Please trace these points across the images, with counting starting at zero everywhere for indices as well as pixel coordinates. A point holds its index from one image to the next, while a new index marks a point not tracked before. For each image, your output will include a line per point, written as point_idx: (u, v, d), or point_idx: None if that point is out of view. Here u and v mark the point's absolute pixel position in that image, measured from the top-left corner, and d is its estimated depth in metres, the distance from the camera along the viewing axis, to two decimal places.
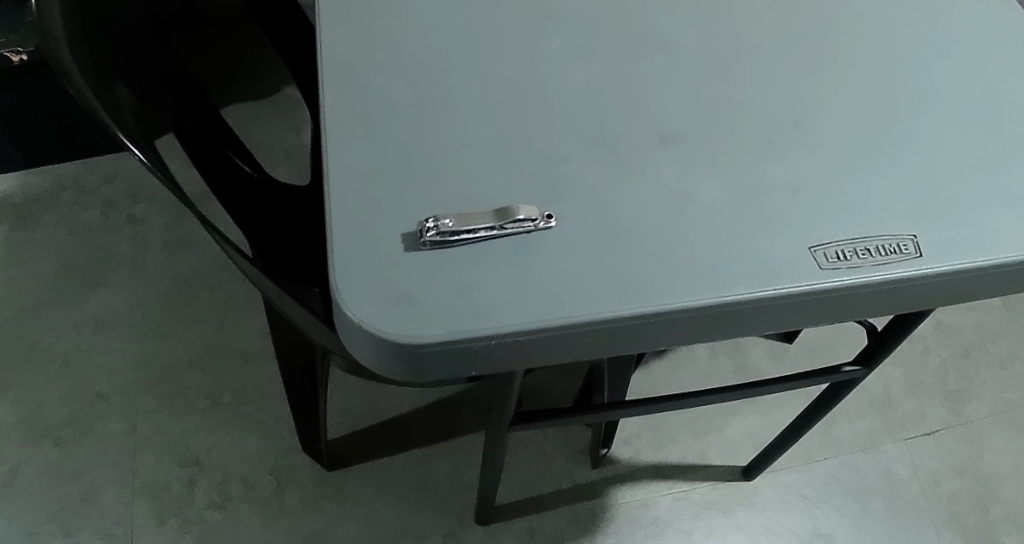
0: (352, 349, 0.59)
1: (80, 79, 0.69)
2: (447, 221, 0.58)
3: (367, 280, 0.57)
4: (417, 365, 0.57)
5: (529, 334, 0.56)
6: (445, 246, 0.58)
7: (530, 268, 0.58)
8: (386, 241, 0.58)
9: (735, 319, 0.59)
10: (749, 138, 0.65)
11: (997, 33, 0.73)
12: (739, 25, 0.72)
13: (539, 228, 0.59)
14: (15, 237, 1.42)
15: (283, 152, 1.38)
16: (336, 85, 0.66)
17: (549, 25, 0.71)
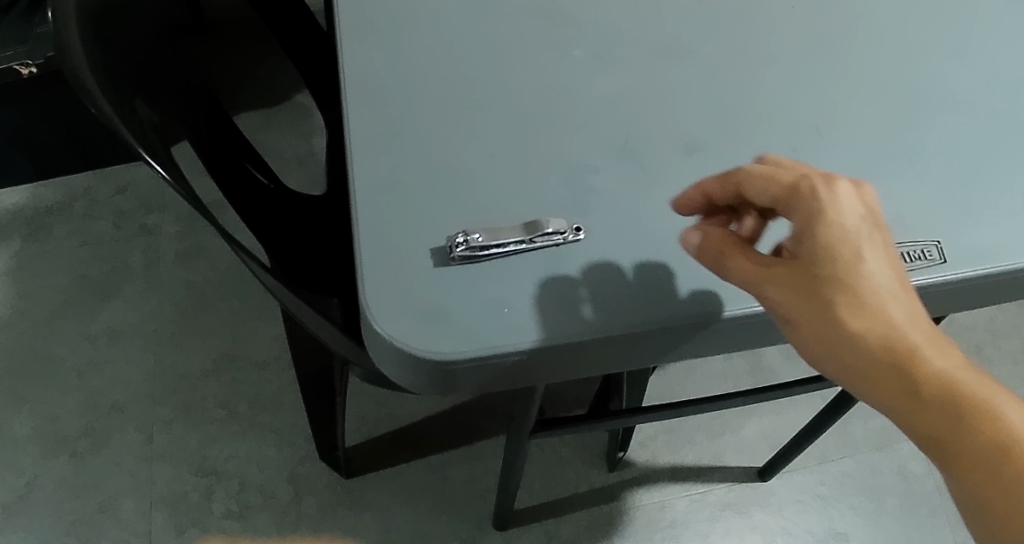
0: (381, 363, 0.59)
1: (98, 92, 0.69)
2: (476, 236, 0.58)
3: (395, 296, 0.57)
4: (448, 379, 0.57)
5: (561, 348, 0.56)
6: (474, 261, 0.58)
7: (561, 281, 0.58)
8: (414, 257, 0.58)
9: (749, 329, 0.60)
10: (774, 146, 0.65)
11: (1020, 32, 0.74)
12: (761, 32, 0.72)
13: (569, 241, 0.59)
14: (27, 249, 1.42)
15: (297, 159, 1.41)
16: (359, 100, 0.66)
17: (571, 33, 0.71)
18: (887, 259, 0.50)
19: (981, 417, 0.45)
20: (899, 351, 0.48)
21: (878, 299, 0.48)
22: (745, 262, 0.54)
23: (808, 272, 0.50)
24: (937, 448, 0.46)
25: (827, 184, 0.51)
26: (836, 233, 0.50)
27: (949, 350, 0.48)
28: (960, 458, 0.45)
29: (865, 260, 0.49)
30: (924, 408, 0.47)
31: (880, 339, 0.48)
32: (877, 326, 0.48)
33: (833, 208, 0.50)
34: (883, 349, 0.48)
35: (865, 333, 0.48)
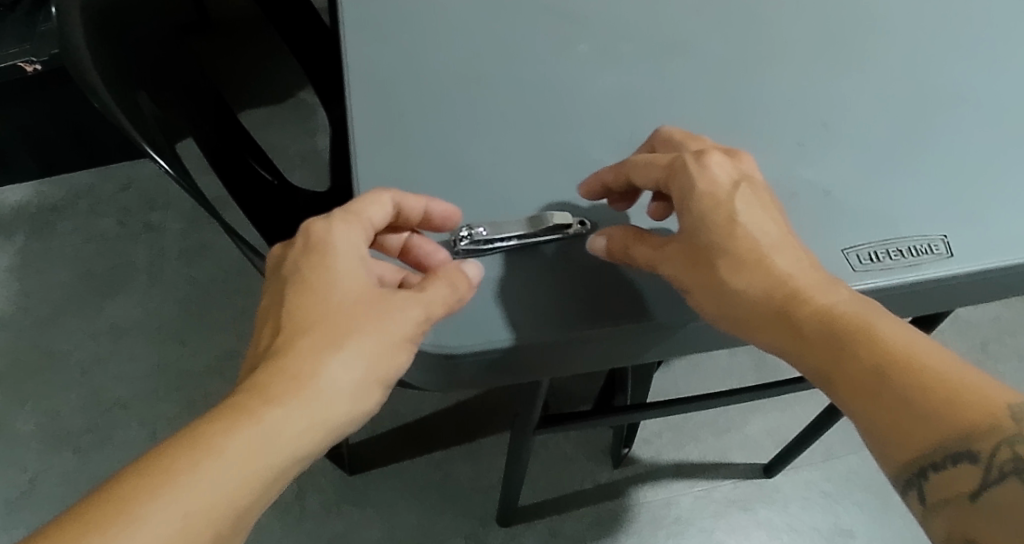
0: None
1: (103, 88, 0.69)
2: (481, 229, 0.60)
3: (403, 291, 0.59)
4: (452, 371, 0.59)
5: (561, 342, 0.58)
6: (479, 253, 0.60)
7: (564, 278, 0.60)
8: None
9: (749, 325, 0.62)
10: (781, 141, 0.65)
11: None
12: (768, 25, 0.71)
13: (573, 234, 0.61)
14: (32, 246, 1.42)
15: (300, 156, 1.41)
16: (366, 95, 0.66)
17: (577, 27, 0.71)
18: (762, 216, 0.57)
19: (855, 336, 0.52)
20: (780, 299, 0.55)
21: (760, 254, 0.56)
22: (642, 248, 0.58)
23: (695, 243, 0.57)
24: (823, 376, 0.53)
25: (698, 157, 0.58)
26: (704, 202, 0.57)
27: (828, 289, 0.55)
28: (840, 381, 0.52)
29: (740, 220, 0.57)
30: (808, 347, 0.54)
31: (764, 291, 0.56)
32: (758, 281, 0.56)
33: (704, 182, 0.58)
34: (766, 300, 0.56)
35: (747, 287, 0.56)
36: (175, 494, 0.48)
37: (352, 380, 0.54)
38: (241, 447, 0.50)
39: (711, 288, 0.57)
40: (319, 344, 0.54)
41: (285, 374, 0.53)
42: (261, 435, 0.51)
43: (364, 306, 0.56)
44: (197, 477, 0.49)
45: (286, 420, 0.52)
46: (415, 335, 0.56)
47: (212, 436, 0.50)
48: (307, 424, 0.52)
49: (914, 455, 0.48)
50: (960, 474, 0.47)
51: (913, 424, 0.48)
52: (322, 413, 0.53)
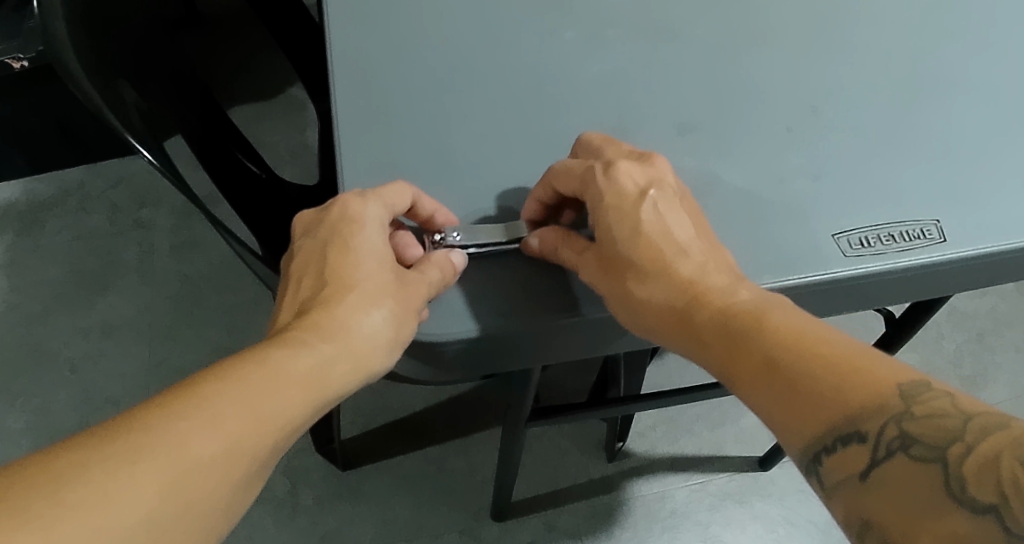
0: None
1: (87, 79, 0.69)
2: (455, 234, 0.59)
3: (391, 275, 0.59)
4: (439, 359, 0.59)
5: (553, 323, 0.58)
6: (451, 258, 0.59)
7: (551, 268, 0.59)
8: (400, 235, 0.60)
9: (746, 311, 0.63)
10: (770, 126, 0.64)
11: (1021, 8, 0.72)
12: (758, 10, 0.71)
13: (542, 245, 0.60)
14: (21, 243, 1.41)
15: (290, 152, 1.40)
16: (350, 83, 0.66)
17: (563, 14, 0.70)
18: (678, 222, 0.58)
19: (750, 333, 0.52)
20: (684, 304, 0.56)
21: (663, 262, 0.57)
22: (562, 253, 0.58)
23: (611, 252, 0.58)
24: (726, 377, 0.54)
25: (606, 167, 0.58)
26: (611, 214, 0.58)
27: (734, 289, 0.55)
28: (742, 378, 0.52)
29: (645, 228, 0.58)
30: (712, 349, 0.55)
31: (666, 298, 0.57)
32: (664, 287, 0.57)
33: (610, 198, 0.58)
34: (671, 307, 0.57)
35: (651, 296, 0.57)
36: (248, 400, 0.48)
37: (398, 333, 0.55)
38: (301, 371, 0.51)
39: (615, 294, 0.57)
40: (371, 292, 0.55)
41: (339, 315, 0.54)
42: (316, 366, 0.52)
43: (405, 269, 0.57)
44: (266, 385, 0.49)
45: (337, 357, 0.53)
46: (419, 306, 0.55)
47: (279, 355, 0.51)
48: (352, 365, 0.54)
49: (808, 443, 0.48)
50: (850, 454, 0.46)
51: (808, 408, 0.48)
52: (367, 359, 0.54)
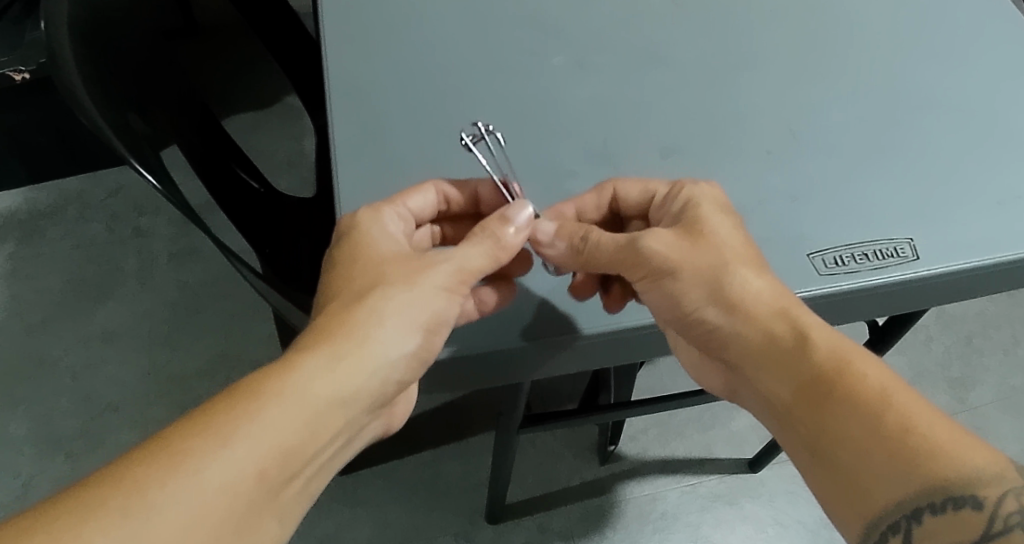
0: None
1: (83, 91, 0.70)
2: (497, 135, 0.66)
3: None
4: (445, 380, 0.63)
5: (550, 344, 0.61)
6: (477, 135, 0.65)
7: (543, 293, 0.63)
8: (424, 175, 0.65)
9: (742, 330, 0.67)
10: (750, 148, 0.67)
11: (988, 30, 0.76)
12: (738, 35, 0.74)
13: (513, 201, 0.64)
14: (22, 252, 1.44)
15: (288, 161, 1.42)
16: (344, 106, 0.68)
17: (550, 37, 0.72)
18: (743, 239, 0.61)
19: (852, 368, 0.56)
20: (778, 315, 0.59)
21: (761, 272, 0.60)
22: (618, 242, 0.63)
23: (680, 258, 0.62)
24: (817, 392, 0.56)
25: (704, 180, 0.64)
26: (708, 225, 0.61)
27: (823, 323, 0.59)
28: (838, 398, 0.55)
29: (742, 242, 0.61)
30: (808, 365, 0.58)
31: (769, 306, 0.59)
32: (758, 293, 0.59)
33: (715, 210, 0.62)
34: (767, 314, 0.59)
35: (748, 289, 0.60)
36: (254, 431, 0.53)
37: (401, 328, 0.59)
38: (304, 388, 0.55)
39: (706, 282, 0.62)
40: (361, 302, 0.59)
41: (333, 327, 0.58)
42: (323, 381, 0.56)
43: (396, 269, 0.61)
44: (270, 411, 0.54)
45: (341, 367, 0.57)
46: (454, 286, 0.61)
47: (277, 378, 0.55)
48: (363, 371, 0.58)
49: (901, 496, 0.51)
50: (959, 518, 0.49)
51: (913, 460, 0.51)
52: (376, 359, 0.58)
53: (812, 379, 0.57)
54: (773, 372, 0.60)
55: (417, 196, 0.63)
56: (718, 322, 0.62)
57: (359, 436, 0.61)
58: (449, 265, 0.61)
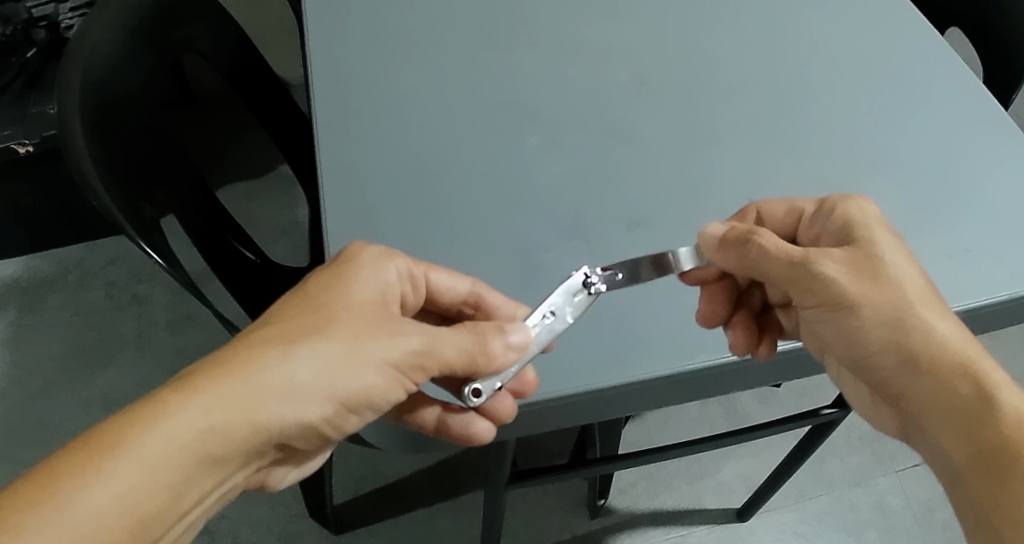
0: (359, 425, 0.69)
1: (91, 165, 0.75)
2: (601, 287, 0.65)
3: None
4: (432, 441, 0.69)
5: (530, 407, 0.65)
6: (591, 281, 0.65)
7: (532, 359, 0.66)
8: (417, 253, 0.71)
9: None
10: (710, 217, 0.74)
11: (931, 101, 0.83)
12: (703, 113, 0.82)
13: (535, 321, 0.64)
14: (23, 320, 1.48)
15: (281, 228, 1.47)
16: (335, 191, 0.75)
17: (527, 123, 0.80)
18: (917, 275, 0.63)
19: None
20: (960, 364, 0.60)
21: (936, 320, 0.61)
22: (793, 251, 0.64)
23: (854, 265, 0.63)
24: (987, 456, 0.57)
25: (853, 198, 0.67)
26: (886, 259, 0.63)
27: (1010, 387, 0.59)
28: (1012, 477, 0.55)
29: (897, 270, 0.62)
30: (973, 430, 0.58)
31: (944, 355, 0.60)
32: (945, 337, 0.61)
33: (881, 228, 0.65)
34: (949, 361, 0.60)
35: (933, 329, 0.61)
36: (111, 488, 0.50)
37: (310, 395, 0.56)
38: (167, 443, 0.52)
39: (887, 322, 0.62)
40: (288, 348, 0.56)
41: (242, 367, 0.54)
42: (193, 441, 0.52)
43: (340, 324, 0.58)
44: (132, 465, 0.51)
45: (235, 416, 0.54)
46: (399, 365, 0.60)
47: (145, 428, 0.51)
48: (264, 423, 0.55)
49: None
50: None
51: None
52: (277, 420, 0.55)
53: (995, 450, 0.56)
54: (935, 429, 0.60)
55: (446, 275, 0.67)
56: (896, 372, 0.62)
57: (234, 485, 0.58)
58: (418, 337, 0.60)
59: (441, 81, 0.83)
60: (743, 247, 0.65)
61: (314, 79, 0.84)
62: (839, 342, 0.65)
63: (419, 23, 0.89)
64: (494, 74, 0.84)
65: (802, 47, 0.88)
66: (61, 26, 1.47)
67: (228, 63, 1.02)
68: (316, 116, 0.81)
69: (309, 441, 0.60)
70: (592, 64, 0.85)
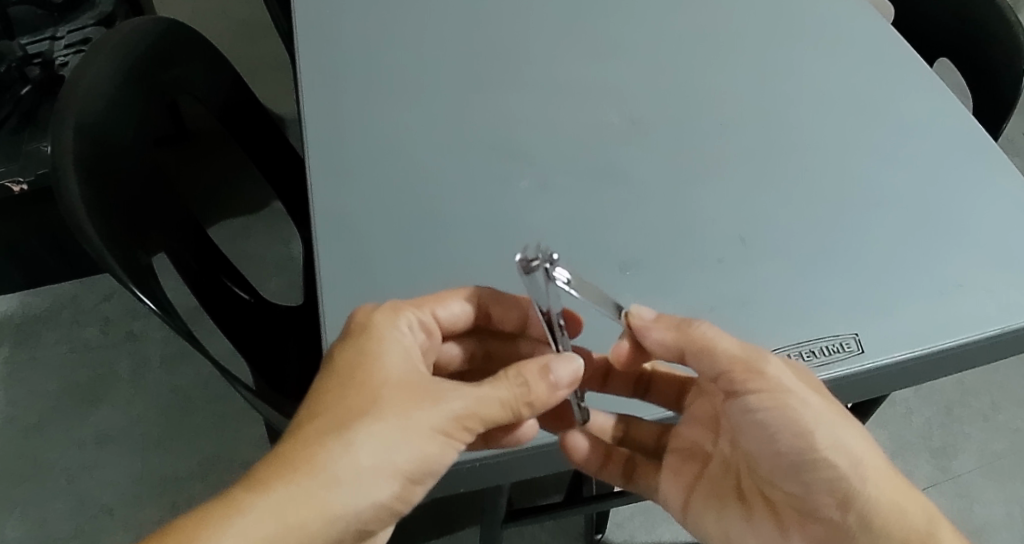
0: None
1: (83, 208, 0.75)
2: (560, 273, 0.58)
3: None
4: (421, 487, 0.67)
5: (502, 457, 0.66)
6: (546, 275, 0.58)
7: None
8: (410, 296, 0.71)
9: (719, 474, 0.75)
10: (702, 256, 0.74)
11: (920, 136, 0.84)
12: (694, 152, 0.82)
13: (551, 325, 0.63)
14: (17, 357, 1.48)
15: (275, 264, 1.48)
16: (328, 235, 0.75)
17: (519, 166, 0.80)
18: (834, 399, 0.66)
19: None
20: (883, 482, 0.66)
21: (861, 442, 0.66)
22: (732, 347, 0.64)
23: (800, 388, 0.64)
24: None
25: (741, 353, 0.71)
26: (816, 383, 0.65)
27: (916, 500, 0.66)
28: None
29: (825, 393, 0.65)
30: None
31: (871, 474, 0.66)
32: (869, 459, 0.66)
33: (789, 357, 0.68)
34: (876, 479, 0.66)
35: (860, 453, 0.65)
36: None
37: (374, 476, 0.59)
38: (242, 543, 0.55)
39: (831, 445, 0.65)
40: (340, 435, 0.58)
41: (303, 461, 0.57)
42: (269, 539, 0.55)
43: (390, 401, 0.60)
44: None
45: (300, 508, 0.56)
46: (451, 433, 0.61)
47: (220, 531, 0.55)
48: (330, 513, 0.57)
49: None
50: None
51: None
52: (342, 508, 0.58)
53: None
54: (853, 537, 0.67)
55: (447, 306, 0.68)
56: (824, 491, 0.67)
57: None
58: (461, 403, 0.61)
59: (433, 124, 0.84)
60: (677, 346, 0.65)
61: (308, 123, 0.84)
62: (771, 455, 0.68)
63: (410, 67, 0.90)
64: (486, 116, 0.85)
65: (791, 86, 0.89)
66: (56, 64, 1.49)
67: (221, 102, 1.02)
68: (308, 159, 0.81)
69: (382, 522, 0.62)
70: (582, 106, 0.86)
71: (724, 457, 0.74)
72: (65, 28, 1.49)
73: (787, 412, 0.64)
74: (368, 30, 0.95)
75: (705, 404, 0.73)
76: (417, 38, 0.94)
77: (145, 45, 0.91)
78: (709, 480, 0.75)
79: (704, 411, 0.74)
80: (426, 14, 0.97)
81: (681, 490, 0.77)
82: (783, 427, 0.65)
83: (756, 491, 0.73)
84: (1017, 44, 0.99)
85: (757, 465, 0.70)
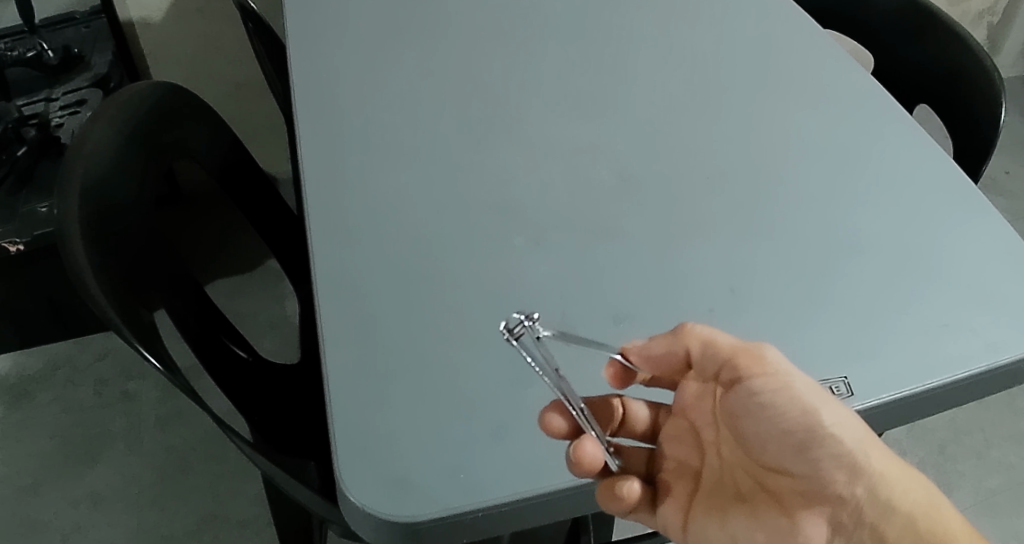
0: (351, 509, 0.64)
1: (89, 268, 0.76)
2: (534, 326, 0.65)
3: (377, 477, 0.65)
4: (452, 530, 0.64)
5: (540, 497, 0.65)
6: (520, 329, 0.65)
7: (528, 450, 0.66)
8: (410, 352, 0.72)
9: (715, 486, 0.74)
10: (693, 307, 0.76)
11: (897, 181, 0.87)
12: (683, 205, 0.85)
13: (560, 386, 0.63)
14: (12, 417, 1.48)
15: (270, 322, 1.49)
16: (328, 294, 0.77)
17: (512, 223, 0.83)
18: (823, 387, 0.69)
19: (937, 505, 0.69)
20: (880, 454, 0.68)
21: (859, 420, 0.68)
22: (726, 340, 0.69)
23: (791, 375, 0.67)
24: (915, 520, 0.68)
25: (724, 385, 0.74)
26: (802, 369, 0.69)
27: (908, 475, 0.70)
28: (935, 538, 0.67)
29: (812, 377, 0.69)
30: (926, 521, 0.68)
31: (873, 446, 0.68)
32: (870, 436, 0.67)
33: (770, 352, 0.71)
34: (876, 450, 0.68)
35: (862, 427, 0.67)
36: None
37: None
38: None
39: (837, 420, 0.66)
40: None
41: None
42: None
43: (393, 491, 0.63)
44: None
45: None
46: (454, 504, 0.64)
47: None
48: None
49: None
50: None
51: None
52: None
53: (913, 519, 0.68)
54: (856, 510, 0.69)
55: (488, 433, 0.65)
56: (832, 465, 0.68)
57: None
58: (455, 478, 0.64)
59: (428, 183, 0.86)
60: (680, 350, 0.69)
61: (308, 184, 0.87)
62: (777, 437, 0.69)
63: (407, 128, 0.93)
64: (480, 175, 0.88)
65: (773, 139, 0.92)
66: (51, 124, 1.53)
67: (218, 165, 1.05)
68: (308, 220, 0.83)
69: None
70: (574, 164, 0.89)
71: (716, 470, 0.74)
72: (61, 90, 1.57)
73: (791, 390, 0.67)
74: (364, 93, 0.98)
75: (678, 423, 0.75)
76: (413, 101, 0.97)
77: (147, 111, 0.94)
78: (705, 493, 0.74)
79: (681, 429, 0.75)
80: (421, 77, 1.00)
81: (678, 511, 0.74)
82: (790, 406, 0.67)
83: (759, 488, 0.72)
84: (988, 93, 1.03)
85: (763, 449, 0.71)
